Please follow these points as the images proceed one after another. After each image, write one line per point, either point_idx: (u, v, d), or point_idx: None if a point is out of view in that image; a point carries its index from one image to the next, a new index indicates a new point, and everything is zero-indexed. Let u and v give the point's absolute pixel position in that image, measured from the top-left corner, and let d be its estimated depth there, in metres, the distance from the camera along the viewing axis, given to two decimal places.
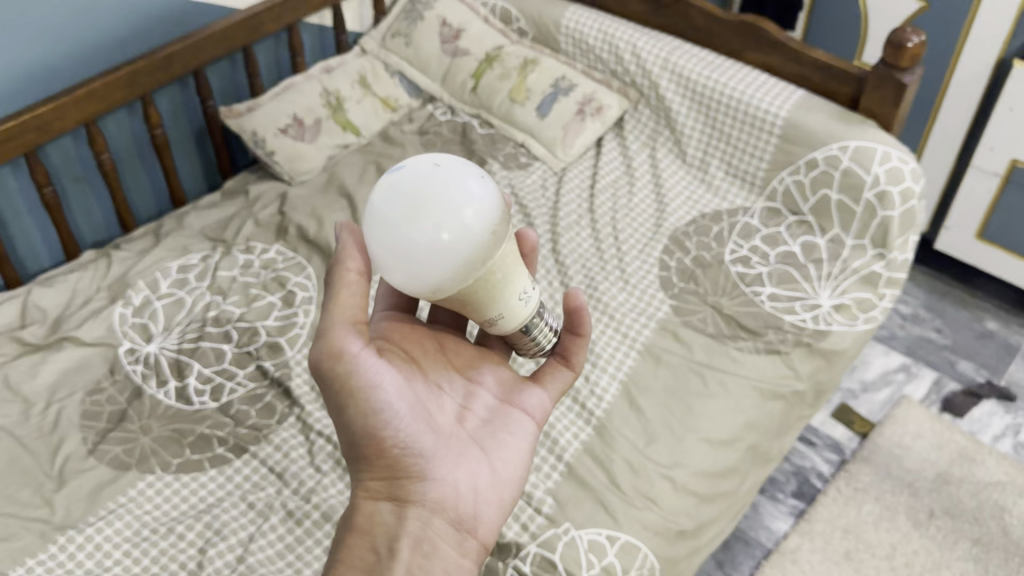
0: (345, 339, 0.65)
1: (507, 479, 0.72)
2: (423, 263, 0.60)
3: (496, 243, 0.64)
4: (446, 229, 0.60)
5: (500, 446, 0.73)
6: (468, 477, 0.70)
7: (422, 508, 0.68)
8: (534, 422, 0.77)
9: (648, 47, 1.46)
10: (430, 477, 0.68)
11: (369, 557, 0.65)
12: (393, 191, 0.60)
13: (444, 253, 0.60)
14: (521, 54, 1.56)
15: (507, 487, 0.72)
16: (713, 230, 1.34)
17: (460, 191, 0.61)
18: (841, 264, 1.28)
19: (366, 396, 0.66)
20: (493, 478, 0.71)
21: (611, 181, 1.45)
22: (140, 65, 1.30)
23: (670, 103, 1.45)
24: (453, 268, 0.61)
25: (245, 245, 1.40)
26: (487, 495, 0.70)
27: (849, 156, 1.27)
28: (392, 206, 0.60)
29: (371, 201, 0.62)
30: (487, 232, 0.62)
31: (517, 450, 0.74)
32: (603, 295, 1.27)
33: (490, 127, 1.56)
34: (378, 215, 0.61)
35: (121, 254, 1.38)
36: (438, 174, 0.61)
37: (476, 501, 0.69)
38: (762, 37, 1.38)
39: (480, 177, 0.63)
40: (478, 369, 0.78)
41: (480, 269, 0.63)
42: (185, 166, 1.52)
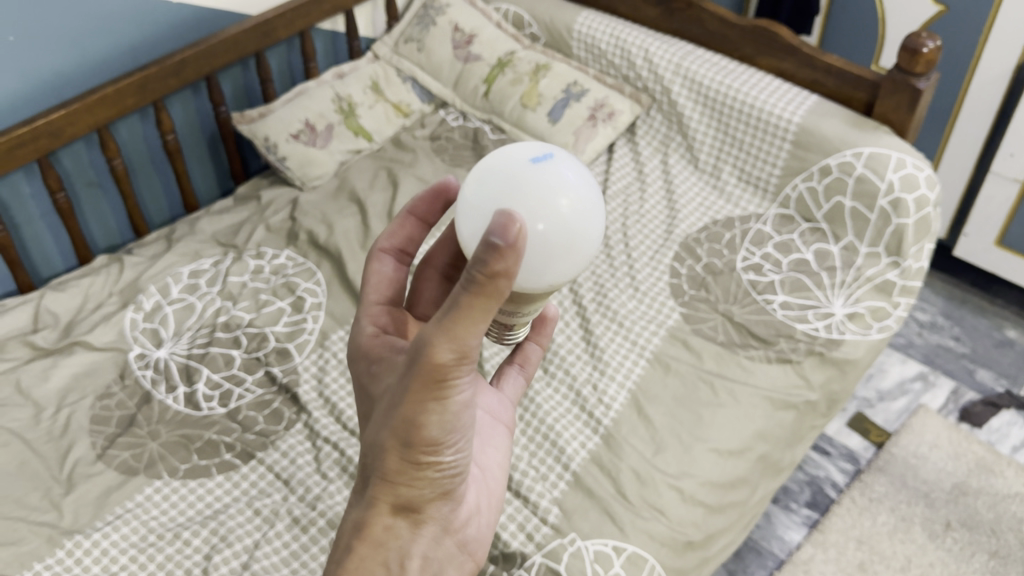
0: (467, 351, 0.52)
1: (495, 493, 0.72)
2: (518, 253, 0.57)
3: (591, 237, 0.60)
4: (543, 218, 0.57)
5: (486, 457, 0.73)
6: (469, 495, 0.68)
7: (436, 526, 0.63)
8: (504, 430, 0.77)
9: (660, 52, 1.45)
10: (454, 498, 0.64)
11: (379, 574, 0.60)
12: (491, 179, 0.58)
13: (540, 244, 0.57)
14: (533, 59, 1.56)
15: (493, 501, 0.72)
16: (725, 237, 1.33)
17: (559, 178, 0.58)
18: (854, 272, 1.26)
19: (449, 412, 0.56)
20: (484, 490, 0.71)
21: (622, 187, 1.43)
22: (151, 71, 1.30)
23: (682, 108, 1.43)
24: (551, 261, 0.58)
25: (256, 250, 1.40)
26: (482, 512, 0.70)
27: (863, 163, 1.25)
28: (489, 192, 0.57)
29: (468, 188, 0.59)
30: (585, 222, 0.59)
31: (499, 461, 0.74)
32: (613, 302, 1.26)
33: (502, 133, 1.56)
34: (478, 201, 0.57)
35: (134, 259, 1.39)
36: (540, 160, 0.59)
37: (477, 521, 0.68)
38: (775, 42, 1.36)
39: (577, 167, 0.60)
40: None
41: (573, 265, 0.60)
42: (198, 172, 1.52)
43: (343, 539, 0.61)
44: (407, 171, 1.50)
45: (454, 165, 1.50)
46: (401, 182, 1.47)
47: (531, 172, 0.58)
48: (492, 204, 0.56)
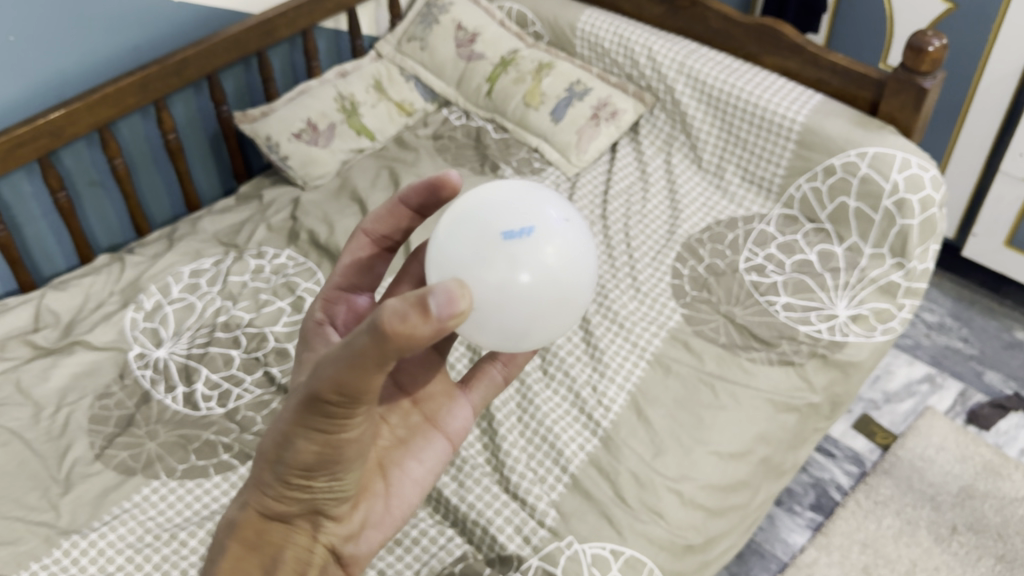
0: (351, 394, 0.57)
1: (400, 511, 0.73)
2: (500, 296, 0.64)
3: (571, 292, 0.67)
4: (527, 269, 0.64)
5: (404, 474, 0.74)
6: (362, 512, 0.71)
7: (308, 535, 0.68)
8: (447, 445, 0.78)
9: (664, 50, 1.44)
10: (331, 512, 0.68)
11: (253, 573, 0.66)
12: (486, 228, 0.65)
13: (524, 291, 0.64)
14: (537, 58, 1.55)
15: (397, 518, 0.73)
16: (728, 238, 1.32)
17: (546, 233, 0.65)
18: (858, 273, 1.24)
19: (328, 440, 0.61)
20: (388, 507, 0.73)
21: (625, 187, 1.42)
22: (152, 70, 1.30)
23: (685, 108, 1.42)
24: (537, 310, 0.65)
25: (257, 250, 1.40)
26: (376, 527, 0.72)
27: (867, 163, 1.24)
28: (483, 239, 0.64)
29: (460, 231, 0.66)
30: (567, 274, 0.66)
31: (422, 479, 0.75)
32: (614, 303, 1.25)
33: (505, 132, 1.55)
34: (468, 244, 0.64)
35: (135, 258, 1.39)
36: (528, 215, 0.66)
37: (365, 534, 0.71)
38: (780, 41, 1.35)
39: (564, 224, 0.68)
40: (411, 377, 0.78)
41: (550, 315, 0.67)
42: (201, 171, 1.52)
43: (223, 531, 0.68)
44: (409, 171, 1.49)
45: (456, 164, 1.50)
46: (402, 181, 1.46)
47: (517, 232, 0.65)
48: (482, 249, 0.64)
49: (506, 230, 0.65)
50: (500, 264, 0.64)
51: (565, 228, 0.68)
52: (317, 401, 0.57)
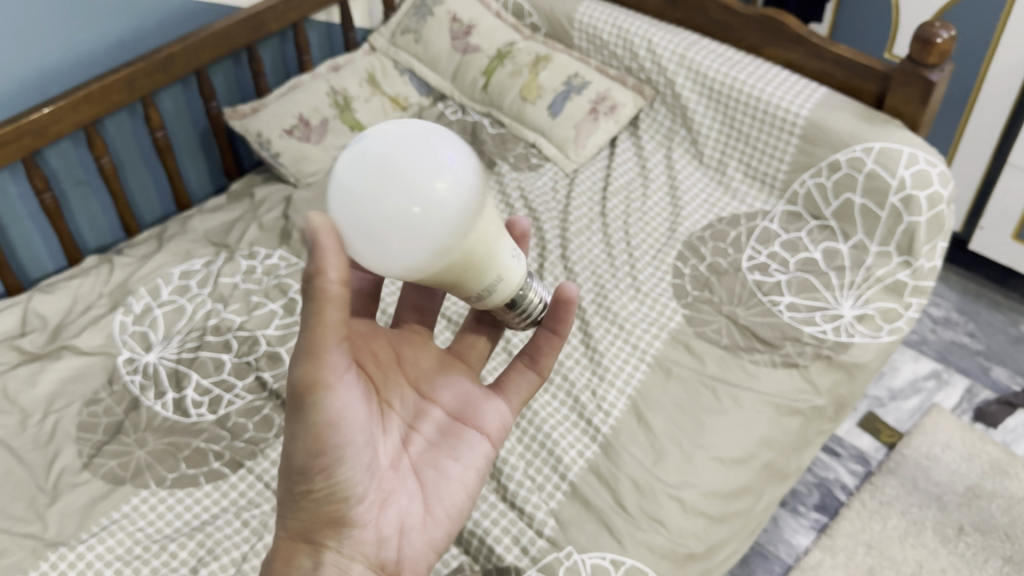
0: (324, 371, 0.59)
1: (438, 523, 0.70)
2: (390, 238, 0.55)
3: (474, 220, 0.58)
4: (417, 200, 0.54)
5: (438, 482, 0.71)
6: (399, 517, 0.68)
7: (339, 551, 0.65)
8: (486, 442, 0.74)
9: (664, 43, 1.40)
10: (357, 520, 0.65)
11: None
12: (358, 164, 0.54)
13: (416, 228, 0.54)
14: (534, 50, 1.51)
15: (437, 530, 0.70)
16: (730, 235, 1.29)
17: (433, 159, 0.55)
18: (864, 271, 1.21)
19: (323, 430, 0.62)
20: (427, 512, 0.70)
21: (625, 184, 1.39)
22: (138, 66, 1.27)
23: (686, 101, 1.39)
24: (437, 247, 0.56)
25: (248, 250, 1.37)
26: (418, 540, 0.68)
27: (873, 158, 1.20)
28: (354, 178, 0.54)
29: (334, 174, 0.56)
30: (464, 202, 0.56)
31: (458, 485, 0.72)
32: (614, 304, 1.23)
33: (501, 127, 1.52)
34: (343, 183, 0.54)
35: (124, 259, 1.36)
36: (403, 139, 0.55)
37: (404, 546, 0.68)
38: (783, 32, 1.31)
39: (451, 147, 0.57)
40: (434, 382, 0.76)
41: (462, 249, 0.58)
42: (191, 169, 1.49)
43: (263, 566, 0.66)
44: None
45: None
46: None
47: (392, 152, 0.54)
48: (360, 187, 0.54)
49: (379, 150, 0.54)
50: (397, 168, 0.54)
51: (455, 153, 0.57)
52: (298, 383, 0.59)
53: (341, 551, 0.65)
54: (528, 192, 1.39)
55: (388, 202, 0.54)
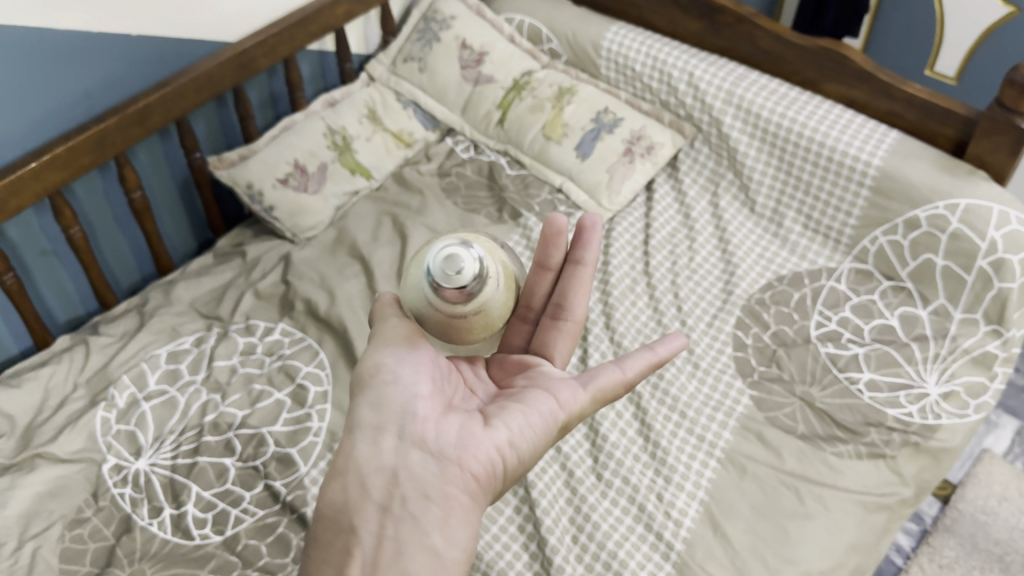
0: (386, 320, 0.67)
1: (500, 434, 0.62)
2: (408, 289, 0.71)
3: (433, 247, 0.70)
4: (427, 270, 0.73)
5: (506, 408, 0.64)
6: (457, 421, 0.63)
7: (394, 438, 0.61)
8: (557, 404, 0.65)
9: (708, 77, 1.25)
10: (415, 411, 0.62)
11: (340, 497, 0.59)
12: None
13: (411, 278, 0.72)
14: (556, 81, 1.36)
15: (499, 443, 0.61)
16: (793, 298, 1.15)
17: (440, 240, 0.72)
18: (950, 342, 1.08)
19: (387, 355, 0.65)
20: (489, 431, 0.62)
21: (667, 236, 1.25)
22: (110, 121, 1.09)
23: (735, 142, 1.24)
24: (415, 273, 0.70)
25: (244, 324, 1.20)
26: (476, 441, 0.61)
27: (959, 217, 1.07)
28: None
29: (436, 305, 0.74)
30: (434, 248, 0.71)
31: (527, 413, 0.63)
32: (671, 385, 1.08)
33: (521, 167, 1.36)
34: None
35: (101, 339, 1.18)
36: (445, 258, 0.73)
37: (459, 441, 0.61)
38: (846, 68, 1.16)
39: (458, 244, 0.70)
40: (516, 374, 0.71)
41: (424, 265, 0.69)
42: (171, 226, 1.30)
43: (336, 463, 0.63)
44: (415, 220, 1.29)
45: (469, 209, 1.30)
46: (409, 234, 1.26)
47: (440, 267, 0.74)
48: None
49: None
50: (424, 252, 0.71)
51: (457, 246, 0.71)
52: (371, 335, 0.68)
53: (399, 436, 0.61)
54: None
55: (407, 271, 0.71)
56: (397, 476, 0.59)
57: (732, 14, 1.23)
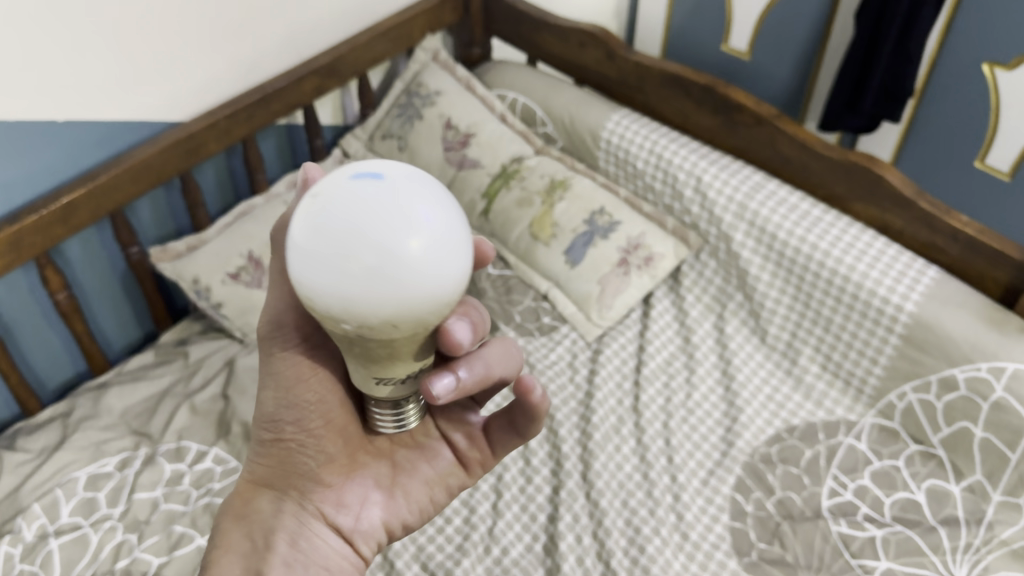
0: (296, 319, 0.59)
1: (405, 508, 0.64)
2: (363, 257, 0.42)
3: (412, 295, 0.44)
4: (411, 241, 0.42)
5: (417, 468, 0.65)
6: (353, 492, 0.62)
7: (297, 502, 0.60)
8: (467, 470, 0.66)
9: (718, 183, 1.08)
10: (319, 478, 0.61)
11: (243, 546, 0.58)
12: (357, 202, 0.42)
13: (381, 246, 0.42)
14: (549, 171, 1.20)
15: (400, 514, 0.63)
16: (805, 457, 0.99)
17: (407, 231, 0.42)
18: (985, 531, 0.90)
19: (290, 380, 0.60)
20: (395, 498, 0.63)
21: (663, 364, 1.08)
22: (27, 223, 0.95)
23: (744, 262, 1.08)
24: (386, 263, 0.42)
25: (175, 445, 1.06)
26: (377, 519, 0.62)
27: (1004, 385, 0.89)
28: (340, 217, 0.42)
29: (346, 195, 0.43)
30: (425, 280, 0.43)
31: (435, 481, 0.65)
32: (652, 563, 0.90)
33: (505, 265, 1.20)
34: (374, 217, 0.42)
35: (16, 456, 1.05)
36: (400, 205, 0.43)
37: (358, 521, 0.62)
38: (882, 189, 0.99)
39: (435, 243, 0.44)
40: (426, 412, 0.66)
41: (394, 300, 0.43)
42: (110, 319, 1.17)
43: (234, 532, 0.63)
44: None
45: None
46: None
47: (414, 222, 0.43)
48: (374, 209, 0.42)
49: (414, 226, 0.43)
50: (382, 198, 0.42)
51: (432, 239, 0.43)
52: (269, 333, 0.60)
53: (303, 502, 0.60)
54: (538, 369, 1.08)
55: (354, 221, 0.42)
56: (296, 544, 0.58)
57: (750, 113, 1.06)
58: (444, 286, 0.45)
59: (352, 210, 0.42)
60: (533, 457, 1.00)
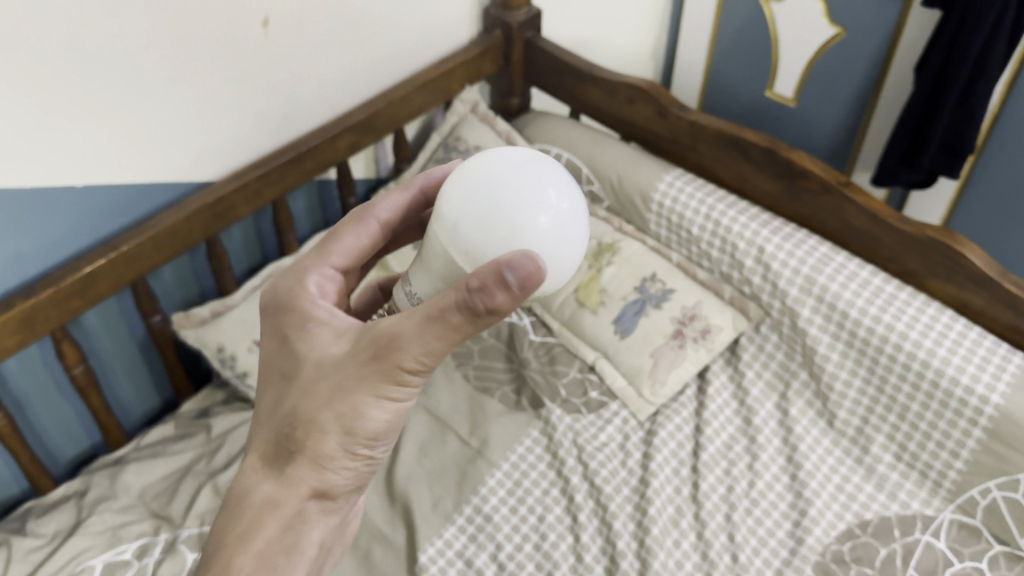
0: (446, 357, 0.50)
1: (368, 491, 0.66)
2: (495, 203, 0.48)
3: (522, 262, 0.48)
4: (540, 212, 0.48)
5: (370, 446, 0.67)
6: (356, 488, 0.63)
7: (336, 511, 0.57)
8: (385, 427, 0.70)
9: (783, 254, 1.01)
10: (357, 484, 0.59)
11: (292, 564, 0.54)
12: (509, 170, 0.49)
13: (516, 204, 0.47)
14: (597, 233, 1.13)
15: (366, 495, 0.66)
16: (880, 554, 0.91)
17: (537, 202, 0.48)
18: None
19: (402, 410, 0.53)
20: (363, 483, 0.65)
21: (723, 448, 1.02)
22: (42, 297, 0.88)
23: (812, 339, 1.01)
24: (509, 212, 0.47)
25: (198, 530, 0.98)
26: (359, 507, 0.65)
27: None
28: (493, 172, 0.49)
29: (502, 160, 0.50)
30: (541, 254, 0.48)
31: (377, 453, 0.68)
32: None
33: (549, 333, 1.14)
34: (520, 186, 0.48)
35: (26, 542, 0.97)
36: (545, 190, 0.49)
37: (353, 514, 0.63)
38: (963, 270, 0.91)
39: (558, 240, 0.49)
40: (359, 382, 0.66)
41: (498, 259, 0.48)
42: (128, 388, 1.10)
43: (232, 493, 0.55)
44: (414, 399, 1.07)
45: (481, 389, 1.08)
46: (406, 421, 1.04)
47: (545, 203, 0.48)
48: (523, 177, 0.49)
49: (545, 203, 0.48)
50: (516, 176, 0.49)
51: (553, 222, 0.48)
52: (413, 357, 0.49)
53: (344, 504, 0.58)
54: (587, 452, 1.01)
55: (498, 177, 0.49)
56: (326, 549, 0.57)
57: (817, 179, 0.99)
58: (560, 270, 0.50)
59: (497, 176, 0.49)
60: (584, 553, 0.92)
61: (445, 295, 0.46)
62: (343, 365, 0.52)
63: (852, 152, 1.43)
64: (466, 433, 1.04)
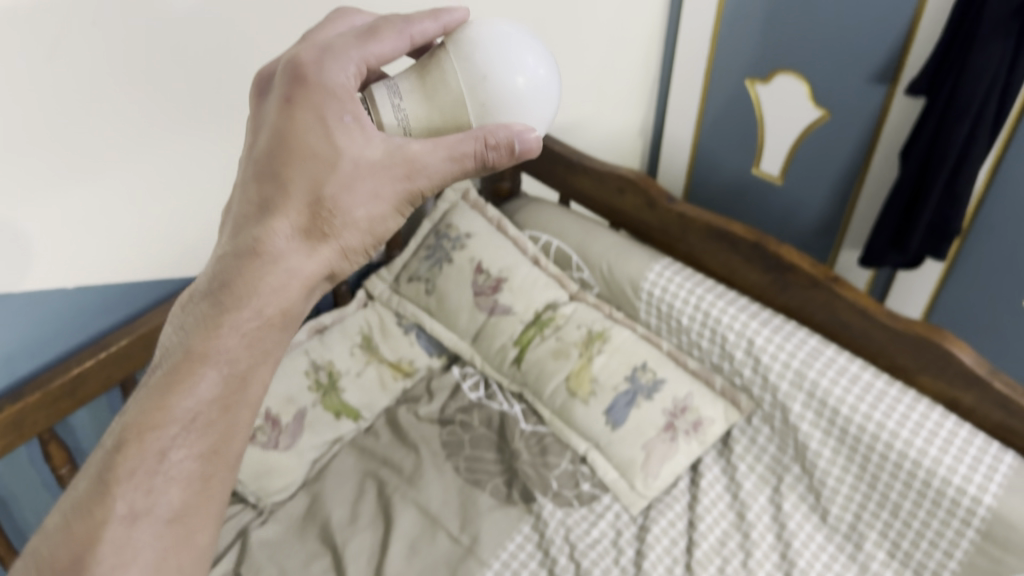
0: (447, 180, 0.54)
1: None
2: (490, 61, 0.56)
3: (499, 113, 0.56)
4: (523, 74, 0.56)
5: None
6: None
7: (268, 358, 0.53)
8: None
9: (773, 347, 1.02)
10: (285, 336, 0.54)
11: (239, 392, 0.50)
12: (508, 39, 0.57)
13: (509, 65, 0.56)
14: (586, 321, 1.14)
15: None
16: None
17: (523, 62, 0.57)
18: None
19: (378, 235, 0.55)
20: None
21: (716, 544, 1.00)
22: (30, 400, 0.87)
23: (803, 435, 1.01)
24: (500, 70, 0.56)
25: None
26: None
27: None
28: (499, 33, 0.57)
29: (503, 27, 0.58)
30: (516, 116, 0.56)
31: None
32: None
33: (540, 422, 1.15)
34: (516, 57, 0.56)
35: None
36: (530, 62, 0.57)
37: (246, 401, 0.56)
38: (952, 367, 0.91)
39: (529, 99, 0.57)
40: None
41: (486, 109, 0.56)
42: None
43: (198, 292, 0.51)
44: (405, 492, 1.07)
45: (471, 480, 1.08)
46: (397, 516, 1.04)
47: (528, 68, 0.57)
48: (518, 53, 0.57)
49: (528, 71, 0.57)
50: (510, 44, 0.57)
51: (533, 81, 0.57)
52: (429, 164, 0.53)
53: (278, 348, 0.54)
54: (580, 550, 1.00)
55: (497, 44, 0.56)
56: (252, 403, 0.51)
57: (805, 275, 1.00)
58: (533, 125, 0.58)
59: (498, 40, 0.56)
60: None
61: (463, 141, 0.53)
62: (373, 173, 0.53)
63: (840, 231, 1.44)
64: (458, 527, 1.03)
